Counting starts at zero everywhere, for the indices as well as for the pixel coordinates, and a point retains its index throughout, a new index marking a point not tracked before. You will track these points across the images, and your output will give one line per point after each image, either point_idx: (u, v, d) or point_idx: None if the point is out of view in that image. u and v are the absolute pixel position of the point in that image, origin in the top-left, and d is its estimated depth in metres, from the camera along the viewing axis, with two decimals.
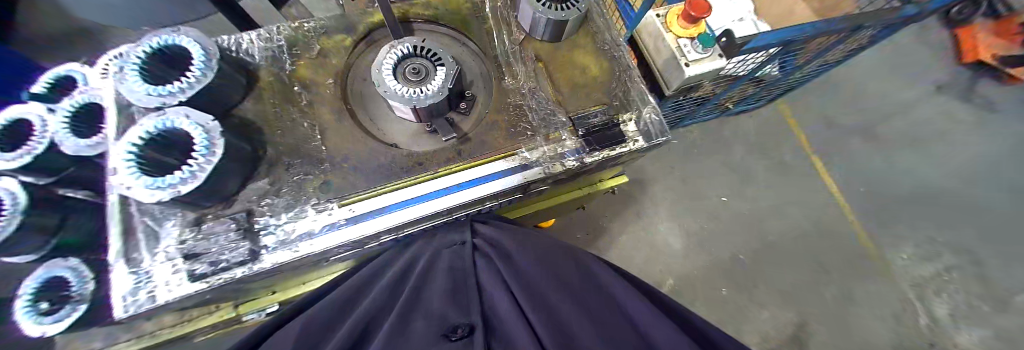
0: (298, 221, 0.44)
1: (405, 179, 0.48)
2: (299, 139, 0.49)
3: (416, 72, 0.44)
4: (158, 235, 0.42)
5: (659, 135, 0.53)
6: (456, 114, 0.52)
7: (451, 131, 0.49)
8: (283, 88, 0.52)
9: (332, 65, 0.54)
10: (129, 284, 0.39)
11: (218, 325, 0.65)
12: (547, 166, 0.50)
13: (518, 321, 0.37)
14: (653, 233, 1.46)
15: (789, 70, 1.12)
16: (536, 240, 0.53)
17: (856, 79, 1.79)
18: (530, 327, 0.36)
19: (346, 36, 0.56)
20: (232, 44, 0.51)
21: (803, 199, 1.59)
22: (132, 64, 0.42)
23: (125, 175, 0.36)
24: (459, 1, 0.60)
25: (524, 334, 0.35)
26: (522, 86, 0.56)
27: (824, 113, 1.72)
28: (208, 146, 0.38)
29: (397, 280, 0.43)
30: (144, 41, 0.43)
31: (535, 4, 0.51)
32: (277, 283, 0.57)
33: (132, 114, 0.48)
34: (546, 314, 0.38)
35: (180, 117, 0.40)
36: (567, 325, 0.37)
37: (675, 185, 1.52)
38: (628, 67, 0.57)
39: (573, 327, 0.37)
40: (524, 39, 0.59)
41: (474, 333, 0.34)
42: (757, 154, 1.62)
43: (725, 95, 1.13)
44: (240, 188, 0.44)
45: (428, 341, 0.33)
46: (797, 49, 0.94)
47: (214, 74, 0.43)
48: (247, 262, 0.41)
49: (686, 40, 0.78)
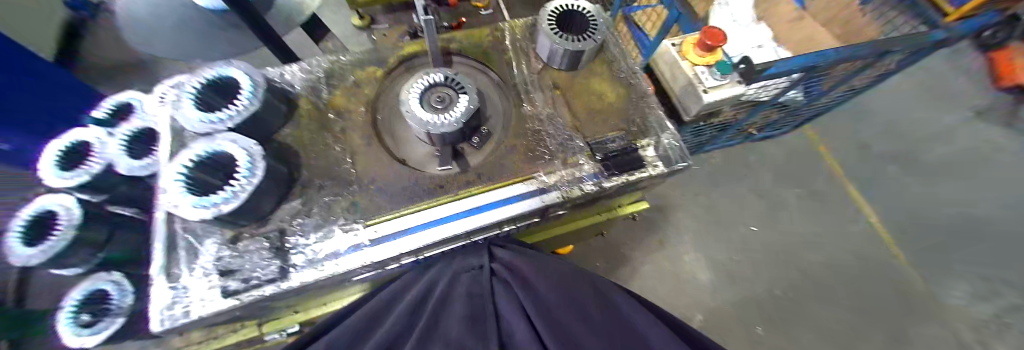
0: (326, 241, 0.46)
1: (427, 202, 0.49)
2: (330, 163, 0.52)
3: (441, 100, 0.48)
4: (199, 251, 0.44)
5: (678, 160, 0.53)
6: (468, 146, 0.54)
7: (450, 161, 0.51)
8: (320, 115, 0.56)
9: (364, 94, 0.58)
10: (168, 298, 0.41)
11: (242, 343, 0.67)
12: (564, 190, 0.51)
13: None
14: (676, 262, 1.39)
15: (813, 96, 1.10)
16: (555, 267, 0.52)
17: (885, 104, 1.73)
18: None
19: (378, 68, 0.61)
20: (277, 76, 0.57)
21: (838, 229, 1.50)
22: (189, 93, 0.47)
23: (175, 194, 0.40)
24: (481, 34, 0.65)
25: None
26: (541, 112, 0.58)
27: (853, 139, 1.66)
28: (251, 167, 0.41)
29: (415, 305, 0.42)
30: (202, 73, 0.49)
31: (553, 36, 0.54)
32: (299, 303, 0.58)
33: (183, 138, 0.52)
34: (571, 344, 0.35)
35: (227, 142, 0.44)
36: None
37: (697, 212, 1.48)
38: (644, 94, 0.59)
39: None
40: (542, 68, 0.62)
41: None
42: (784, 180, 1.56)
43: (747, 121, 1.12)
44: (276, 207, 0.47)
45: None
46: (821, 76, 0.94)
47: (259, 103, 0.47)
48: (276, 280, 0.42)
49: (702, 68, 0.79)
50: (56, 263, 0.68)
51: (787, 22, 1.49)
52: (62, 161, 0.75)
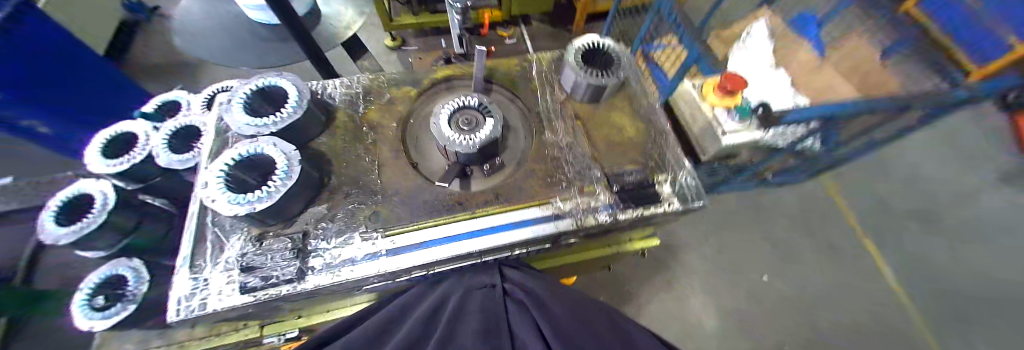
0: (345, 246, 0.47)
1: (445, 217, 0.50)
2: (358, 172, 0.55)
3: (468, 122, 0.51)
4: (224, 246, 0.46)
5: (696, 198, 0.53)
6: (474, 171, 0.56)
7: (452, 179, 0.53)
8: (353, 127, 0.59)
9: (397, 111, 0.62)
10: (188, 289, 0.42)
11: (241, 344, 0.67)
12: (580, 217, 0.51)
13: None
14: (685, 304, 1.34)
15: (832, 146, 1.10)
16: (568, 293, 0.51)
17: (907, 159, 1.70)
18: None
19: (412, 88, 0.65)
20: (320, 89, 0.62)
21: (860, 286, 1.42)
22: (240, 98, 0.51)
23: (212, 189, 0.42)
24: (510, 65, 0.69)
25: None
26: (561, 140, 0.60)
27: (873, 192, 1.62)
28: (287, 171, 0.44)
29: (427, 317, 0.42)
30: (253, 81, 0.53)
31: (578, 70, 0.58)
32: (305, 307, 0.59)
33: (226, 137, 0.56)
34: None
35: (267, 145, 0.46)
36: None
37: (709, 254, 1.44)
38: (663, 132, 0.60)
39: None
40: (565, 99, 0.65)
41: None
42: (801, 229, 1.52)
43: (764, 165, 1.11)
44: (302, 210, 0.49)
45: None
46: (839, 127, 0.94)
47: (301, 112, 0.51)
48: (294, 281, 0.43)
49: (721, 110, 0.80)
50: (85, 245, 0.72)
51: (807, 69, 1.52)
52: (109, 149, 0.80)
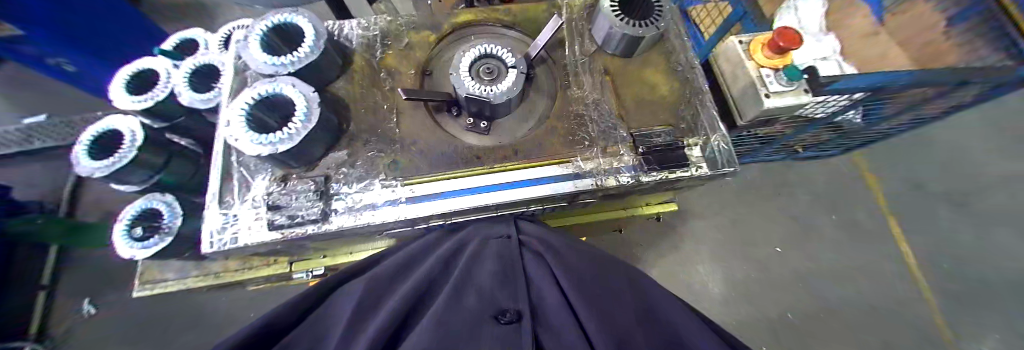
0: (366, 192, 0.48)
1: (464, 170, 0.50)
2: (377, 120, 0.53)
3: (489, 72, 0.48)
4: (250, 184, 0.47)
5: (727, 164, 0.50)
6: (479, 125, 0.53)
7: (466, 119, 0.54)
8: (372, 71, 0.57)
9: (416, 57, 0.59)
10: (219, 223, 0.44)
11: (273, 277, 0.72)
12: (600, 179, 0.50)
13: (566, 317, 0.33)
14: (691, 271, 1.36)
15: (874, 120, 1.02)
16: (584, 247, 0.52)
17: (950, 141, 1.59)
18: (579, 322, 0.32)
19: (432, 33, 0.61)
20: (336, 31, 0.59)
21: (870, 265, 1.42)
22: (256, 34, 0.49)
23: (235, 128, 0.42)
24: (536, 12, 0.64)
25: (569, 322, 0.32)
26: (587, 95, 0.56)
27: (905, 174, 1.55)
28: (307, 114, 0.43)
29: (446, 261, 0.43)
30: (269, 17, 0.50)
31: (614, 18, 0.52)
32: (330, 247, 0.62)
33: (244, 76, 0.55)
34: (603, 312, 0.35)
35: (285, 85, 0.45)
36: (625, 329, 0.33)
37: (722, 226, 1.43)
38: (700, 92, 0.56)
39: (631, 333, 0.33)
40: (594, 52, 0.60)
41: (522, 322, 0.31)
42: (820, 207, 1.48)
43: (796, 137, 1.06)
44: (324, 155, 0.49)
45: (481, 317, 0.31)
46: (889, 99, 0.87)
47: (319, 53, 0.48)
48: (318, 222, 0.45)
49: (768, 71, 0.73)
50: (119, 179, 0.75)
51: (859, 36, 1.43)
52: (132, 85, 0.81)
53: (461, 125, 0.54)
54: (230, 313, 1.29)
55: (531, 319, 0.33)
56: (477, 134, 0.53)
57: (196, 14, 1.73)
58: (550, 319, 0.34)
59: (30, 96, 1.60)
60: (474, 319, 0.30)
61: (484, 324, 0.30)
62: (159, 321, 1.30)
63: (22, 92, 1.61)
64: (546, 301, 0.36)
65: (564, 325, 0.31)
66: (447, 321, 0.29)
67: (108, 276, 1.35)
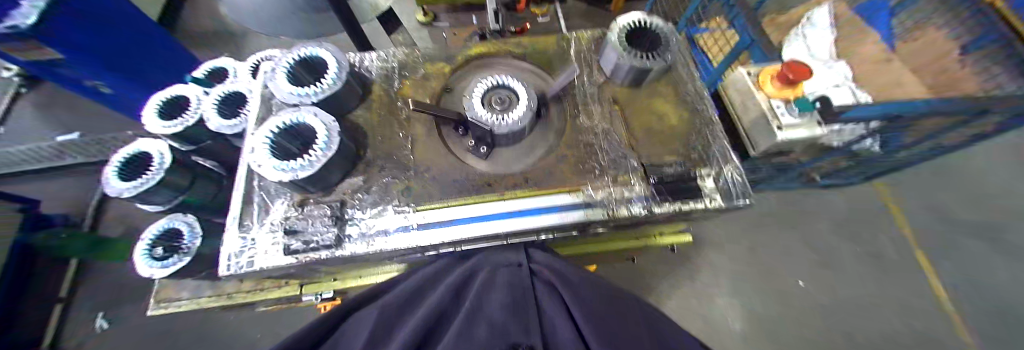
0: (379, 218, 0.49)
1: (475, 197, 0.50)
2: (393, 147, 0.55)
3: (501, 102, 0.50)
4: (269, 209, 0.49)
5: (741, 196, 0.49)
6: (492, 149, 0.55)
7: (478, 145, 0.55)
8: (389, 101, 0.60)
9: (431, 87, 0.61)
10: (237, 247, 0.46)
11: (283, 299, 0.72)
12: (611, 208, 0.50)
13: None
14: (706, 302, 1.30)
15: (893, 148, 1.00)
16: (595, 278, 0.50)
17: (975, 169, 1.53)
18: None
19: (446, 64, 0.64)
20: (358, 62, 0.63)
21: (902, 300, 1.33)
22: (284, 67, 0.52)
23: (260, 155, 0.44)
24: (547, 45, 0.67)
25: None
26: (596, 125, 0.57)
27: (930, 202, 1.48)
28: (327, 143, 0.45)
29: (455, 291, 0.43)
30: (297, 51, 0.54)
31: (621, 51, 0.54)
32: (341, 270, 0.62)
33: (270, 104, 0.58)
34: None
35: (308, 114, 0.47)
36: None
37: (738, 254, 1.38)
38: (710, 123, 0.57)
39: None
40: (604, 82, 0.62)
41: None
42: (841, 236, 1.42)
43: (811, 165, 1.04)
44: (341, 181, 0.51)
45: None
46: (906, 129, 0.85)
47: (341, 84, 0.51)
48: (332, 247, 0.45)
49: (779, 102, 0.74)
50: (145, 199, 0.78)
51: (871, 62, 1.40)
52: (164, 110, 0.86)
53: (473, 151, 0.55)
54: (236, 334, 1.29)
55: None
56: (488, 161, 0.55)
57: (229, 42, 1.87)
58: None
59: (68, 115, 1.71)
60: None
61: None
62: (166, 340, 1.31)
63: (60, 111, 1.73)
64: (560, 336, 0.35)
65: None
66: None
67: (122, 291, 1.38)
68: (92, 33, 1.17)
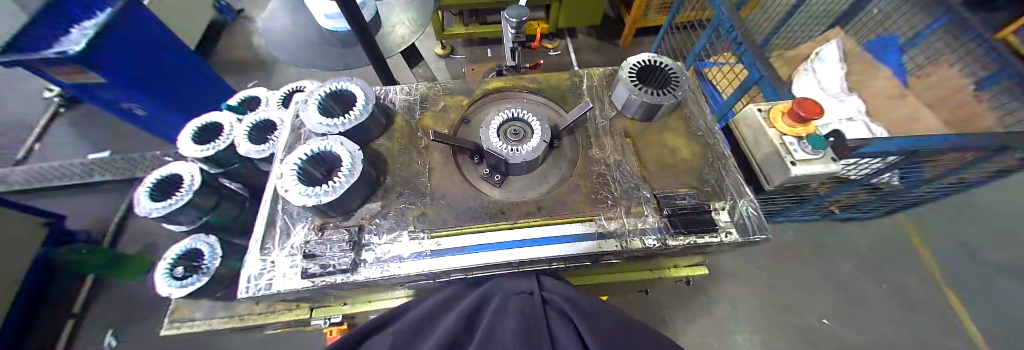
0: (394, 243, 0.50)
1: (489, 224, 0.51)
2: (411, 174, 0.57)
3: (516, 133, 0.53)
4: (291, 232, 0.51)
5: (758, 231, 0.49)
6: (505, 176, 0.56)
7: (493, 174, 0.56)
8: (410, 131, 0.63)
9: (450, 119, 0.64)
10: (257, 269, 0.47)
11: (292, 323, 0.72)
12: (625, 239, 0.49)
13: None
14: (726, 340, 1.22)
15: (913, 182, 0.97)
16: (611, 310, 0.48)
17: (1003, 206, 1.48)
18: None
19: (465, 97, 0.68)
20: (383, 95, 0.67)
21: (944, 347, 1.22)
22: (316, 99, 0.56)
23: (287, 180, 0.46)
24: (559, 80, 0.71)
25: None
26: (608, 156, 0.59)
27: (959, 240, 1.42)
28: (351, 169, 0.47)
29: (466, 318, 0.42)
30: (328, 84, 0.59)
31: (632, 87, 0.57)
32: (352, 295, 0.63)
33: (299, 132, 0.62)
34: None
35: (335, 143, 0.50)
36: None
37: (757, 289, 1.32)
38: (721, 156, 0.57)
39: None
40: (615, 115, 0.64)
41: None
42: (869, 273, 1.34)
43: (829, 198, 1.02)
44: (360, 206, 0.53)
45: None
46: (924, 163, 0.84)
47: (367, 114, 0.55)
48: (348, 272, 0.46)
49: (791, 138, 0.74)
50: (172, 220, 0.81)
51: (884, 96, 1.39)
52: (198, 135, 0.92)
53: (488, 180, 0.57)
54: None
55: None
56: (503, 189, 0.56)
57: (262, 70, 2.02)
58: None
59: (106, 135, 1.83)
60: None
61: None
62: None
63: (99, 132, 1.85)
64: None
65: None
66: None
67: (133, 308, 1.39)
68: (126, 58, 1.25)
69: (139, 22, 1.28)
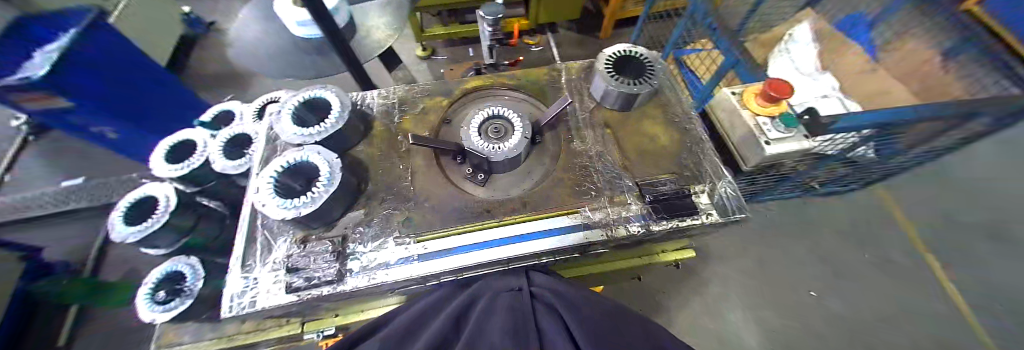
0: (380, 251, 0.49)
1: (474, 224, 0.51)
2: (394, 180, 0.57)
3: (497, 131, 0.52)
4: (272, 247, 0.50)
5: (736, 211, 0.50)
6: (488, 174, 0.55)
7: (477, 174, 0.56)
8: (390, 136, 0.62)
9: (430, 121, 0.64)
10: (239, 287, 0.46)
11: (284, 338, 0.71)
12: (609, 229, 0.50)
13: None
14: (721, 319, 1.25)
15: (886, 153, 1.01)
16: (599, 300, 0.48)
17: (972, 170, 1.54)
18: None
19: (444, 98, 0.67)
20: (360, 101, 0.66)
21: (924, 309, 1.27)
22: (290, 109, 0.55)
23: (264, 195, 0.45)
24: (538, 75, 0.71)
25: None
26: (589, 148, 0.59)
27: (934, 206, 1.48)
28: (330, 178, 0.46)
29: (455, 320, 0.42)
30: (302, 93, 0.57)
31: (609, 78, 0.57)
32: (342, 305, 0.62)
33: (275, 144, 0.60)
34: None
35: (312, 153, 0.49)
36: None
37: (748, 267, 1.35)
38: (699, 140, 0.59)
39: None
40: (594, 107, 0.65)
41: None
42: (852, 244, 1.39)
43: (808, 174, 1.05)
44: (342, 215, 0.52)
45: None
46: (895, 135, 0.87)
47: (343, 122, 0.54)
48: (333, 282, 0.45)
49: (764, 119, 0.75)
50: (149, 243, 0.79)
51: (857, 72, 1.44)
52: (172, 154, 0.89)
53: (472, 180, 0.56)
54: None
55: None
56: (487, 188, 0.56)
57: (238, 84, 1.97)
58: None
59: (78, 160, 1.76)
60: None
61: None
62: None
63: (70, 158, 1.77)
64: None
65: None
66: None
67: (120, 337, 1.35)
68: (94, 80, 1.20)
69: (104, 42, 1.20)
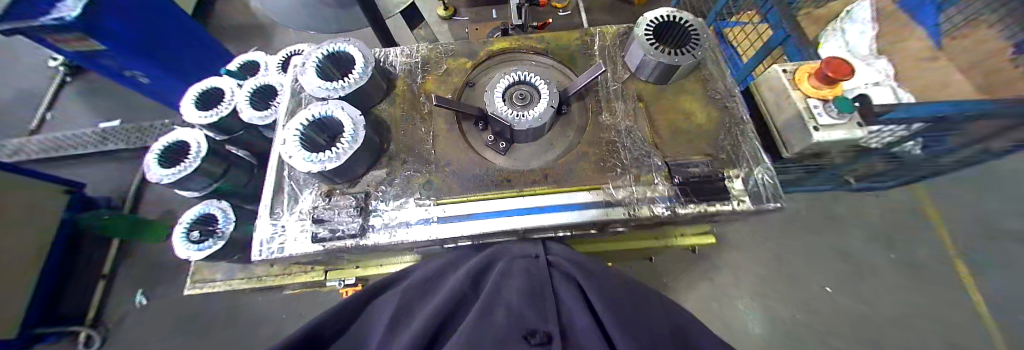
0: (401, 210, 0.50)
1: (495, 192, 0.51)
2: (416, 141, 0.56)
3: (522, 97, 0.50)
4: (298, 198, 0.51)
5: (771, 199, 0.47)
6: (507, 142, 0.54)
7: (499, 140, 0.54)
8: (413, 97, 0.60)
9: (453, 82, 0.62)
10: (268, 233, 0.48)
11: (309, 284, 0.76)
12: (633, 207, 0.49)
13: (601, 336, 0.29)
14: (725, 305, 1.27)
15: (937, 151, 0.93)
16: (616, 274, 0.48)
17: None
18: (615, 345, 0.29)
19: (468, 60, 0.64)
20: (383, 57, 0.64)
21: (941, 313, 1.25)
22: (314, 61, 0.54)
23: (290, 147, 0.46)
24: (570, 39, 0.66)
25: (601, 341, 0.28)
26: (619, 122, 0.56)
27: (974, 213, 1.39)
28: (354, 136, 0.45)
29: (472, 279, 0.42)
30: (325, 45, 0.55)
31: (648, 47, 0.53)
32: (361, 259, 0.65)
33: (300, 98, 0.60)
34: (644, 343, 0.29)
35: (335, 108, 0.48)
36: None
37: (761, 258, 1.33)
38: (740, 121, 0.55)
39: None
40: (628, 78, 0.61)
41: (553, 343, 0.27)
42: (875, 243, 1.35)
43: (845, 167, 0.99)
44: (365, 173, 0.52)
45: (511, 333, 0.28)
46: (956, 132, 0.79)
47: (367, 78, 0.52)
48: (356, 237, 0.47)
49: (816, 101, 0.70)
50: (181, 185, 0.83)
51: (917, 61, 1.30)
52: (200, 101, 0.91)
53: (494, 146, 0.55)
54: (265, 315, 1.35)
55: (560, 338, 0.29)
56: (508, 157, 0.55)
57: (259, 36, 1.94)
58: (579, 338, 0.30)
59: (111, 103, 1.82)
60: (503, 332, 0.28)
61: (511, 341, 0.27)
62: (200, 318, 1.39)
63: (105, 100, 1.84)
64: (578, 321, 0.33)
65: (600, 344, 0.26)
66: (476, 334, 0.27)
67: (160, 269, 1.48)
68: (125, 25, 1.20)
69: None
